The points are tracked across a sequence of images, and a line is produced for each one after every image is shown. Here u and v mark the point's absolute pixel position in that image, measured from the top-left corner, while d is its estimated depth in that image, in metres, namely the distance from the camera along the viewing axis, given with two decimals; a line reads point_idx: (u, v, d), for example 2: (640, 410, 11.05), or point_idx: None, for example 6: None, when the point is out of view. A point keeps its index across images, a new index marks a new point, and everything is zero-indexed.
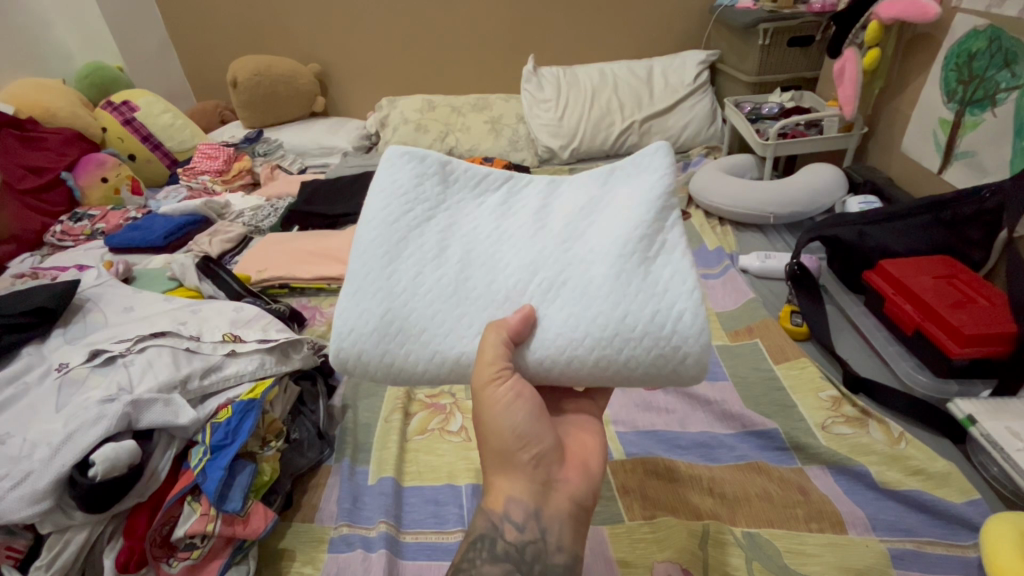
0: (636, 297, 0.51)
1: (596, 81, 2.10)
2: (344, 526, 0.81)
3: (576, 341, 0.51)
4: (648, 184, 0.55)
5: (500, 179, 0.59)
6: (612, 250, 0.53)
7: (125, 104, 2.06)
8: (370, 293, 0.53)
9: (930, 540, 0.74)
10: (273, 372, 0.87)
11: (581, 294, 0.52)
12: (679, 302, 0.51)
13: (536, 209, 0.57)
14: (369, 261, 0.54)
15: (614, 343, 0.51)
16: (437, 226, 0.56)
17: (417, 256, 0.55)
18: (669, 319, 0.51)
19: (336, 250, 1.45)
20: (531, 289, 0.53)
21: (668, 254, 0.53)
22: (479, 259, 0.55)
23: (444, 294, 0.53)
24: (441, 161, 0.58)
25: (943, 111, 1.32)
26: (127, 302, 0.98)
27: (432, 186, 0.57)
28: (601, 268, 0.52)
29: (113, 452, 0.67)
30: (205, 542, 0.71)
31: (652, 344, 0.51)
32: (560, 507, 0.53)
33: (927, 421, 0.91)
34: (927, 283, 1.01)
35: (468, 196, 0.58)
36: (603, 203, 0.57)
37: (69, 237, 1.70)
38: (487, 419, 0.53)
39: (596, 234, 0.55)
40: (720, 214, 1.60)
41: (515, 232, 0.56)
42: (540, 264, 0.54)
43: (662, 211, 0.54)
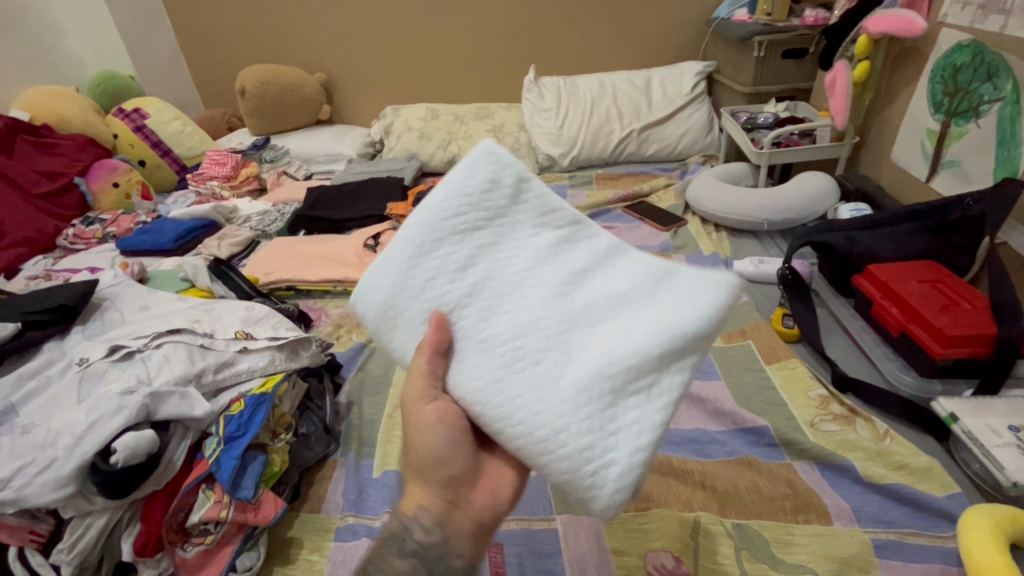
0: (585, 420, 0.50)
1: (596, 91, 2.16)
2: (349, 516, 0.85)
3: (514, 419, 0.52)
4: (690, 310, 0.53)
5: (566, 220, 0.61)
6: (603, 359, 0.52)
7: (135, 111, 2.12)
8: (387, 271, 0.57)
9: (911, 531, 0.77)
10: (282, 368, 0.91)
11: (548, 383, 0.52)
12: (621, 455, 0.49)
13: (578, 268, 0.58)
14: (403, 242, 0.57)
15: (542, 444, 0.51)
16: (479, 239, 0.57)
17: (441, 260, 0.56)
18: (600, 460, 0.49)
19: (341, 254, 1.50)
20: (521, 346, 0.54)
21: (643, 397, 0.51)
22: (491, 293, 0.56)
23: (440, 307, 0.56)
24: (523, 178, 0.60)
25: (930, 122, 1.37)
26: (143, 301, 1.02)
27: (500, 198, 0.59)
28: (579, 369, 0.52)
29: (134, 440, 0.70)
30: (218, 529, 0.75)
31: (568, 470, 0.50)
32: (463, 526, 0.56)
33: (911, 419, 0.95)
34: (912, 287, 1.05)
35: (527, 224, 0.59)
36: (639, 300, 0.56)
37: (81, 240, 1.75)
38: (413, 437, 0.57)
39: (612, 325, 0.55)
40: (716, 221, 1.65)
41: (540, 280, 0.57)
42: (539, 326, 0.55)
43: (675, 350, 0.52)
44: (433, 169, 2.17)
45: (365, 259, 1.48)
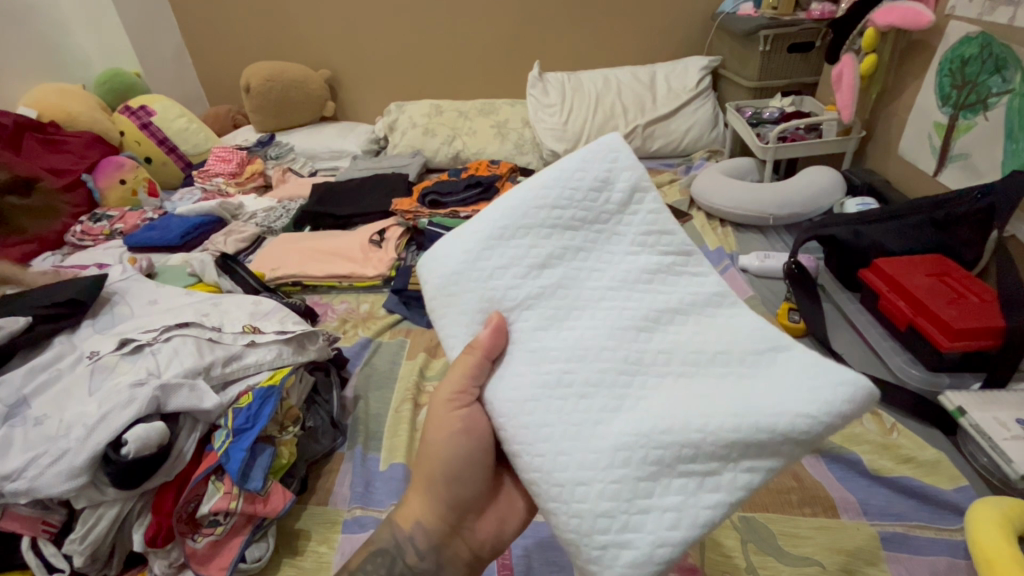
0: (616, 483, 0.47)
1: (600, 86, 2.15)
2: (357, 508, 0.86)
3: (543, 449, 0.49)
4: (777, 404, 0.48)
5: (668, 253, 0.57)
6: (662, 423, 0.48)
7: (142, 108, 2.13)
8: (468, 241, 0.55)
9: (919, 524, 0.77)
10: (290, 361, 0.91)
11: (591, 424, 0.49)
12: (639, 541, 0.46)
13: (660, 306, 0.54)
14: (493, 218, 0.56)
15: (561, 490, 0.48)
16: (564, 244, 0.55)
17: (520, 251, 0.55)
18: (608, 527, 0.46)
19: (347, 249, 1.50)
20: (576, 370, 0.51)
21: (685, 483, 0.47)
22: (560, 305, 0.54)
23: (501, 301, 0.54)
24: (638, 189, 0.57)
25: (937, 115, 1.36)
26: (151, 296, 1.03)
27: (603, 205, 0.56)
28: (628, 422, 0.49)
29: (145, 432, 0.71)
30: (227, 520, 0.75)
31: (578, 530, 0.47)
32: (458, 554, 0.60)
33: (918, 413, 0.95)
34: (919, 281, 1.04)
35: (622, 243, 0.57)
36: (717, 371, 0.52)
37: (89, 237, 1.77)
38: (431, 449, 0.59)
39: (680, 383, 0.51)
40: (721, 216, 1.64)
41: (613, 304, 0.54)
42: (606, 355, 0.52)
43: (741, 444, 0.47)
44: (437, 166, 2.17)
45: (370, 254, 1.48)
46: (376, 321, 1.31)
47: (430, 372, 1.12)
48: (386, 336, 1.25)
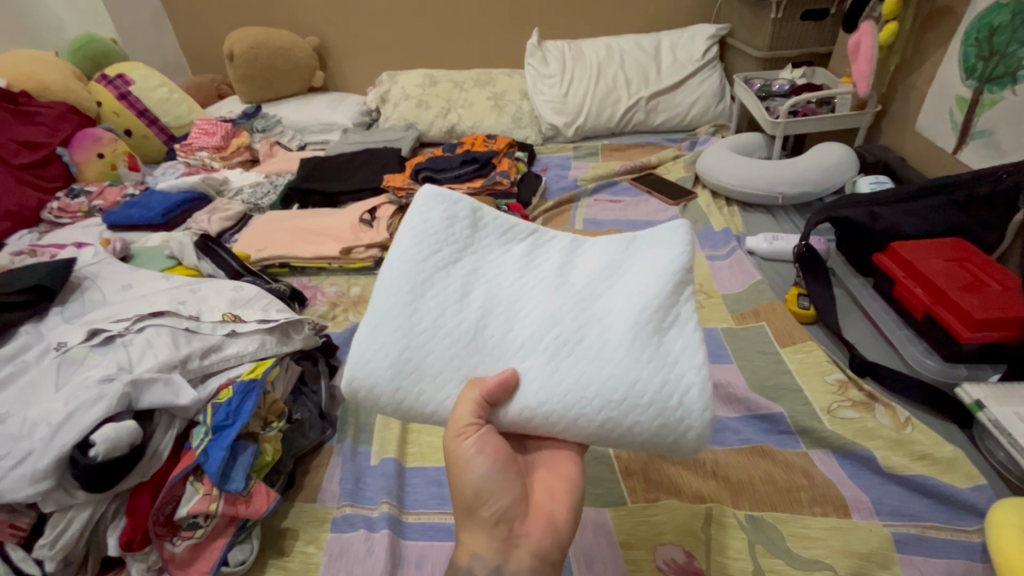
0: (648, 364, 0.51)
1: (602, 55, 2.05)
2: (347, 505, 0.82)
3: (583, 399, 0.51)
4: (667, 256, 0.56)
5: (526, 231, 0.62)
6: (629, 314, 0.53)
7: (119, 77, 2.02)
8: (390, 327, 0.55)
9: (934, 525, 0.74)
10: (273, 352, 0.86)
11: (595, 356, 0.52)
12: (690, 373, 0.51)
13: (558, 265, 0.59)
14: (393, 297, 0.55)
15: (622, 405, 0.51)
16: (462, 268, 0.57)
17: (440, 297, 0.56)
18: (679, 393, 0.50)
19: (336, 229, 1.43)
20: (546, 342, 0.54)
21: (681, 327, 0.53)
22: (501, 307, 0.56)
23: (460, 339, 0.54)
24: (473, 206, 0.61)
25: (960, 88, 1.28)
26: (125, 280, 0.96)
27: (462, 228, 0.59)
28: (615, 331, 0.53)
29: (114, 433, 0.66)
30: (208, 522, 0.71)
31: (658, 413, 0.50)
32: (522, 564, 0.51)
33: (934, 406, 0.90)
34: (938, 266, 0.99)
35: (496, 243, 0.60)
36: (621, 270, 0.58)
37: (66, 214, 1.69)
38: (455, 477, 0.53)
39: (617, 291, 0.56)
40: (727, 194, 1.58)
41: (536, 284, 0.57)
42: (556, 318, 0.55)
43: (678, 282, 0.54)
44: (432, 140, 2.08)
45: (361, 234, 1.41)
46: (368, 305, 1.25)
47: None
48: None
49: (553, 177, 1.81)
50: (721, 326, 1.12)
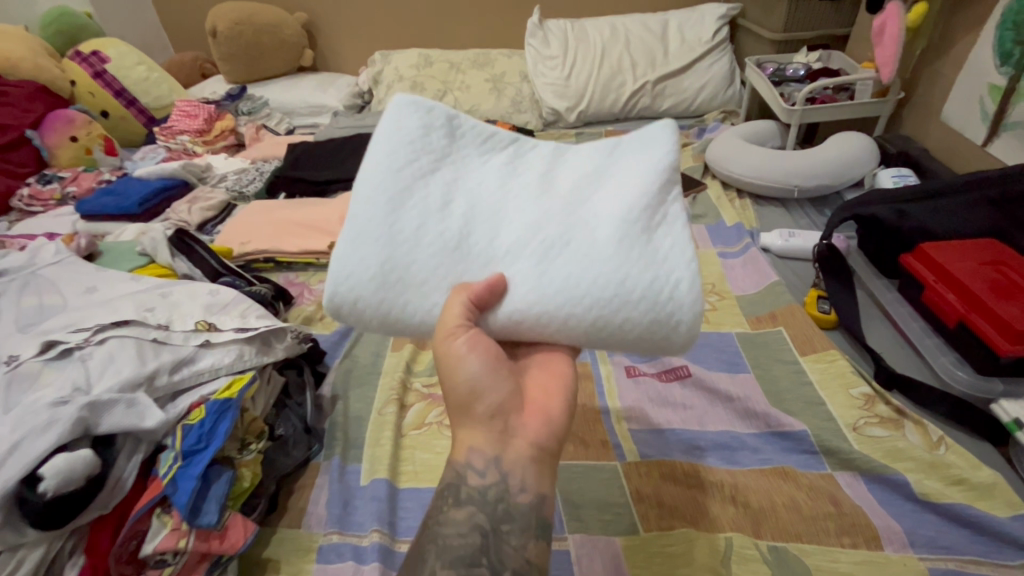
0: (638, 260, 0.49)
1: (607, 36, 1.95)
2: (333, 533, 0.75)
3: (574, 299, 0.49)
4: (650, 160, 0.53)
5: (507, 139, 0.57)
6: (615, 214, 0.51)
7: (94, 54, 1.90)
8: (370, 237, 0.51)
9: (975, 559, 0.68)
10: (252, 364, 0.78)
11: (584, 255, 0.50)
12: (682, 270, 0.49)
13: (542, 172, 0.55)
14: (371, 206, 0.52)
15: (613, 303, 0.49)
16: (442, 177, 0.54)
17: (421, 207, 0.52)
18: (668, 285, 0.49)
19: (324, 221, 1.34)
20: (532, 246, 0.51)
21: (668, 224, 0.51)
22: (485, 215, 0.53)
23: (444, 248, 0.51)
24: (450, 115, 0.56)
25: (993, 76, 1.19)
26: (89, 282, 0.88)
27: (439, 139, 0.55)
28: (602, 232, 0.51)
29: (66, 464, 0.59)
30: (178, 559, 0.63)
31: (648, 307, 0.49)
32: (520, 452, 0.51)
33: (967, 423, 0.84)
34: (972, 270, 0.92)
35: (475, 153, 0.56)
36: (606, 176, 0.55)
37: (37, 202, 1.61)
38: (449, 377, 0.52)
39: (602, 195, 0.54)
40: (739, 186, 1.49)
41: (518, 193, 0.54)
42: (543, 224, 0.52)
43: (663, 182, 0.52)
44: None
45: None
46: None
47: (417, 367, 1.00)
48: None
49: None
50: (736, 332, 1.05)
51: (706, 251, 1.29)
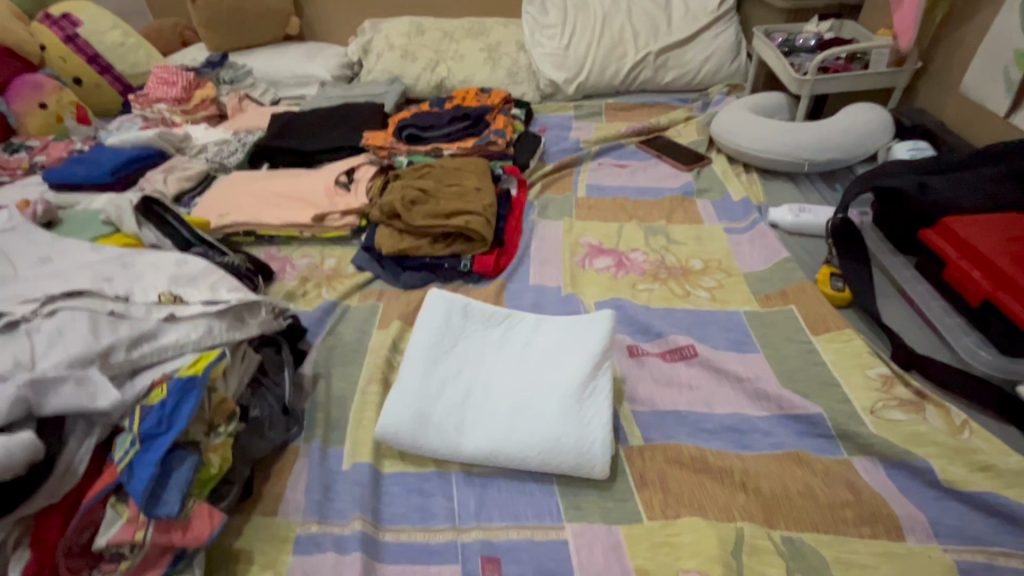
0: (572, 425, 0.72)
1: (608, 4, 1.85)
2: (313, 522, 0.70)
3: (531, 445, 0.71)
4: (590, 343, 0.79)
5: (502, 317, 0.85)
6: (564, 389, 0.75)
7: (64, 17, 1.79)
8: (409, 388, 0.76)
9: (1003, 551, 0.63)
10: (222, 341, 0.71)
11: (541, 416, 0.73)
12: (598, 430, 0.72)
13: (522, 344, 0.83)
14: (411, 363, 0.79)
15: (553, 453, 0.71)
16: (457, 353, 0.81)
17: (442, 376, 0.78)
18: (590, 445, 0.71)
19: (308, 192, 1.26)
20: (509, 410, 0.75)
21: (595, 398, 0.74)
22: (483, 381, 0.78)
23: (454, 404, 0.76)
24: (465, 303, 0.85)
25: (1020, 41, 1.12)
26: (43, 252, 0.80)
27: (458, 321, 0.83)
28: (556, 394, 0.75)
29: (2, 449, 0.52)
30: (136, 553, 0.57)
31: (576, 451, 0.70)
32: None
33: (990, 405, 0.79)
34: (998, 245, 0.86)
35: (480, 329, 0.84)
36: (563, 356, 0.79)
37: (5, 171, 1.50)
38: None
39: (559, 371, 0.78)
40: (746, 160, 1.42)
41: (505, 364, 0.80)
42: (517, 393, 0.76)
43: (595, 364, 0.77)
44: (418, 96, 1.88)
45: (336, 199, 1.25)
46: (343, 281, 1.11)
47: (404, 346, 0.94)
48: (354, 299, 1.06)
49: (552, 138, 1.63)
50: (745, 310, 0.99)
51: (712, 226, 1.22)
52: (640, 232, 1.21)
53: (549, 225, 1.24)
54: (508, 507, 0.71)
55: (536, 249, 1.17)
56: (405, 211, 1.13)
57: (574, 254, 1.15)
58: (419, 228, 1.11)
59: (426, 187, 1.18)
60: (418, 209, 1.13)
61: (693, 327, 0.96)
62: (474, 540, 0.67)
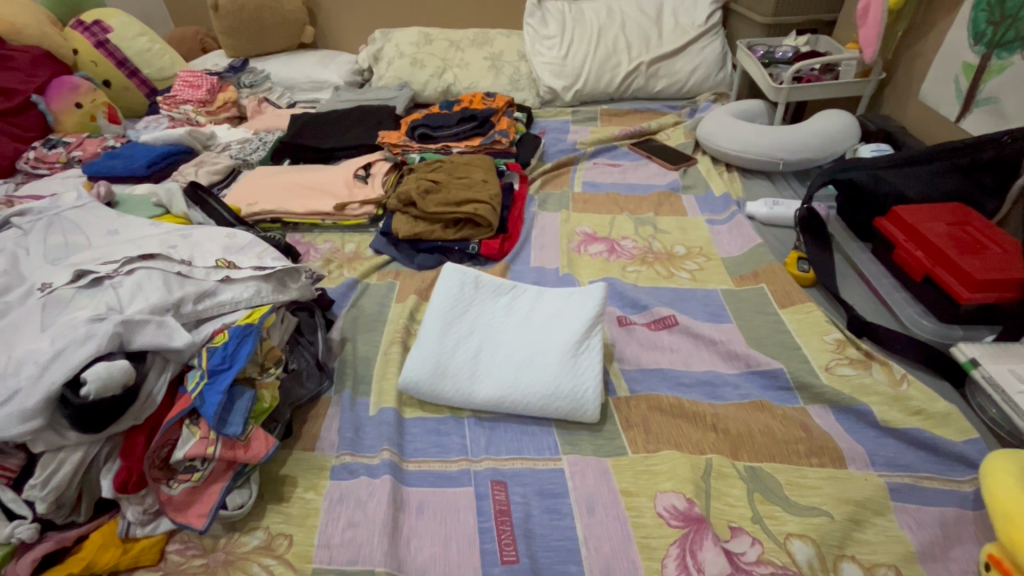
0: (568, 376, 0.83)
1: (603, 18, 2.00)
2: (346, 454, 0.81)
3: (534, 390, 0.83)
4: (586, 307, 0.89)
5: (508, 287, 0.96)
6: (562, 344, 0.86)
7: (96, 23, 1.92)
8: (427, 345, 0.88)
9: (928, 475, 0.75)
10: (269, 300, 0.83)
11: (541, 367, 0.85)
12: (592, 380, 0.83)
13: (526, 309, 0.94)
14: (429, 325, 0.90)
15: (552, 397, 0.82)
16: (470, 317, 0.92)
17: (456, 335, 0.89)
18: (584, 392, 0.82)
19: (329, 184, 1.39)
20: (515, 362, 0.86)
21: (589, 353, 0.86)
22: (492, 339, 0.90)
23: (467, 358, 0.87)
24: (476, 276, 0.96)
25: (967, 55, 1.26)
26: (111, 226, 0.92)
27: (469, 290, 0.94)
28: (555, 349, 0.86)
29: (106, 371, 0.64)
30: (206, 466, 0.70)
31: (572, 396, 0.82)
32: None
33: (929, 364, 0.92)
34: (939, 229, 0.99)
35: (490, 297, 0.94)
36: (562, 318, 0.90)
37: (44, 164, 1.61)
38: None
39: (558, 330, 0.88)
40: (727, 160, 1.56)
41: (511, 326, 0.91)
42: (521, 349, 0.88)
43: (590, 325, 0.87)
44: (426, 101, 2.02)
45: (355, 191, 1.38)
46: (363, 262, 1.23)
47: (419, 316, 1.06)
48: (373, 278, 1.19)
49: (551, 140, 1.77)
50: (721, 288, 1.12)
51: (695, 218, 1.36)
52: (630, 223, 1.34)
53: (548, 216, 1.37)
54: (513, 444, 0.83)
55: (536, 237, 1.30)
56: (419, 200, 1.25)
57: (570, 241, 1.28)
58: (432, 214, 1.24)
59: (438, 179, 1.31)
60: (431, 198, 1.26)
61: (675, 302, 1.09)
62: (485, 469, 0.79)
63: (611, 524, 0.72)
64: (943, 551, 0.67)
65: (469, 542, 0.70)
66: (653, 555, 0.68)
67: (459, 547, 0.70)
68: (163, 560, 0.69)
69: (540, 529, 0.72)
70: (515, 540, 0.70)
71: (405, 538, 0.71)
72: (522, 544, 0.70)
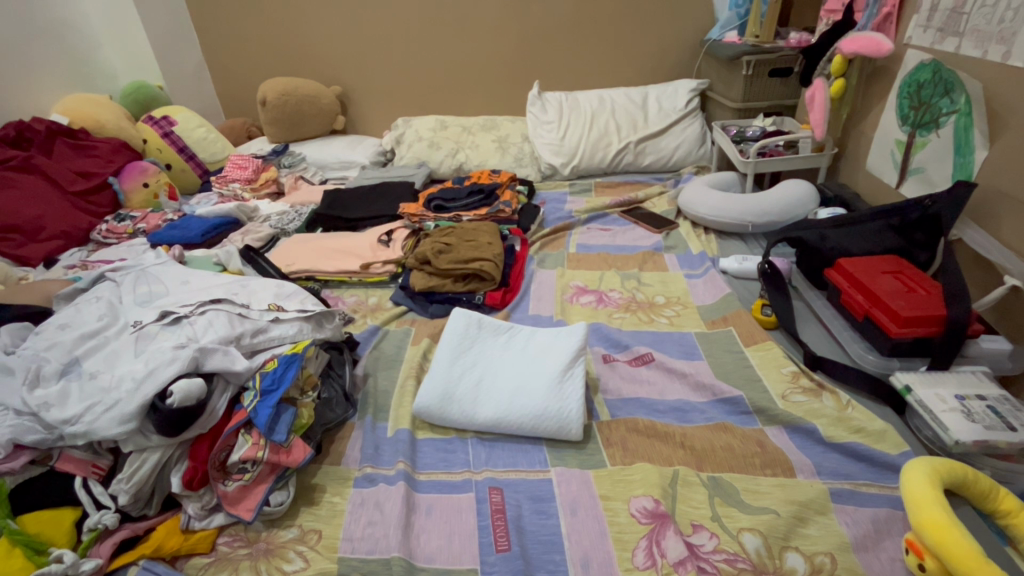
0: (555, 399, 0.99)
1: (595, 105, 2.31)
2: (367, 466, 0.96)
3: (526, 412, 0.98)
4: (570, 342, 1.06)
5: (505, 328, 1.14)
6: (549, 373, 1.02)
7: (164, 118, 2.26)
8: (437, 376, 1.04)
9: (865, 482, 0.87)
10: (309, 336, 1.03)
11: (532, 392, 1.00)
12: (575, 403, 0.98)
13: (521, 345, 1.11)
14: (439, 359, 1.07)
15: (542, 417, 0.97)
16: (473, 352, 1.09)
17: (461, 367, 1.06)
18: (568, 412, 0.97)
19: (357, 248, 1.62)
20: (510, 388, 1.02)
21: (572, 380, 1.01)
22: (492, 371, 1.06)
23: (471, 386, 1.03)
24: (478, 319, 1.14)
25: (898, 133, 1.48)
26: (184, 277, 1.13)
27: (473, 330, 1.12)
28: (544, 377, 1.02)
29: (187, 385, 0.81)
30: (255, 468, 0.86)
31: (559, 415, 0.97)
32: None
33: (872, 391, 1.05)
34: (875, 276, 1.16)
35: (490, 336, 1.12)
36: (550, 351, 1.07)
37: (113, 235, 1.86)
38: None
39: (547, 361, 1.05)
40: (705, 223, 1.77)
41: (507, 359, 1.08)
42: (517, 377, 1.03)
43: (573, 356, 1.04)
44: (441, 177, 2.31)
45: (378, 253, 1.60)
46: (384, 312, 1.42)
47: (431, 356, 1.23)
48: (392, 325, 1.37)
49: (550, 209, 2.01)
50: (695, 331, 1.29)
51: (674, 273, 1.54)
52: (617, 277, 1.53)
53: (545, 273, 1.57)
54: (509, 458, 0.97)
55: (534, 290, 1.49)
56: (434, 259, 1.47)
57: (564, 293, 1.47)
58: (444, 270, 1.45)
59: (450, 241, 1.53)
60: (443, 257, 1.47)
61: (654, 343, 1.25)
62: (484, 478, 0.93)
63: (590, 523, 0.84)
64: (875, 543, 0.79)
65: (469, 537, 0.83)
66: (626, 547, 0.80)
67: (461, 541, 0.83)
68: (214, 549, 0.83)
69: (530, 526, 0.85)
70: (508, 533, 0.83)
71: (415, 533, 0.85)
72: (514, 537, 0.82)
